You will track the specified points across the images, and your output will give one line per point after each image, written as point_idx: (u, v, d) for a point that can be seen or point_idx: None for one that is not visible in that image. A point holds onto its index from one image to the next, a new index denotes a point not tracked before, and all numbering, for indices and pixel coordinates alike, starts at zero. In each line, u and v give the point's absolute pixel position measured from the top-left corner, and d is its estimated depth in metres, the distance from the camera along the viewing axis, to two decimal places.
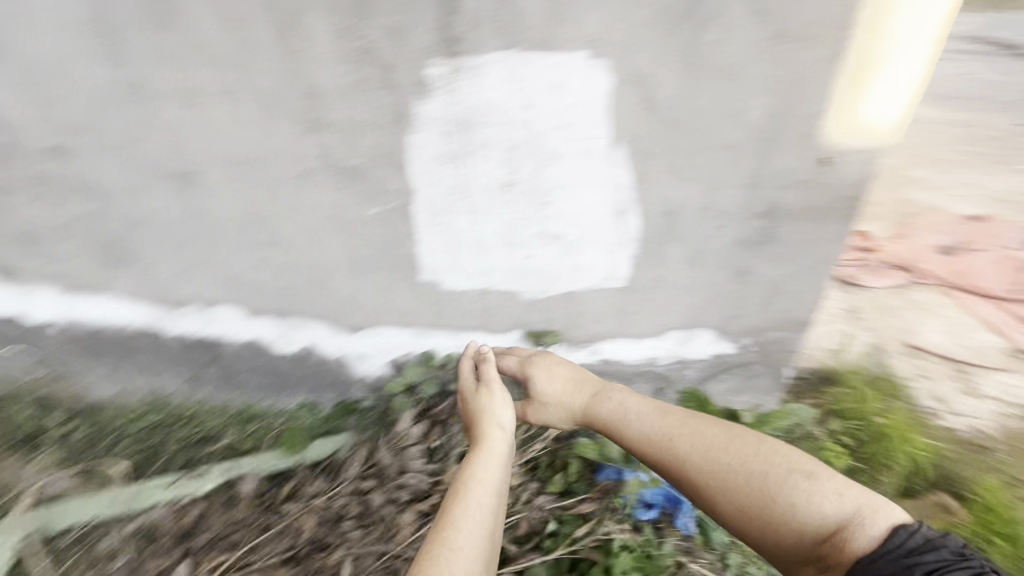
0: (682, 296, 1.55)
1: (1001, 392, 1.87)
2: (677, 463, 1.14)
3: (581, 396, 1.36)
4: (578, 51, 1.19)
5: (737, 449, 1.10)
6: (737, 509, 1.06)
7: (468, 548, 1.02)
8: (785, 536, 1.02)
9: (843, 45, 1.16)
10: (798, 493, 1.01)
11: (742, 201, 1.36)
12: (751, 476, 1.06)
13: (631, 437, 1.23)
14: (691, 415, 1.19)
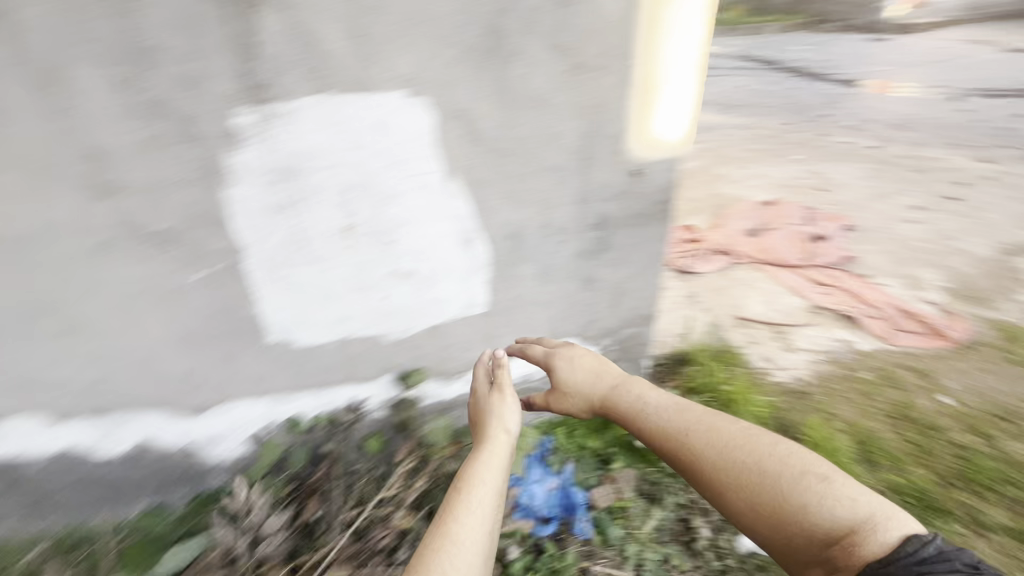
0: (540, 311, 1.60)
1: (811, 344, 2.46)
2: (692, 460, 1.14)
3: (601, 381, 1.34)
4: (395, 90, 1.16)
5: (752, 448, 1.09)
6: (750, 509, 1.06)
7: (470, 546, 0.93)
8: (795, 539, 1.01)
9: (629, 70, 1.29)
10: (811, 494, 1.01)
11: (575, 216, 1.45)
12: (767, 477, 1.05)
13: (647, 425, 1.22)
14: (706, 410, 1.19)
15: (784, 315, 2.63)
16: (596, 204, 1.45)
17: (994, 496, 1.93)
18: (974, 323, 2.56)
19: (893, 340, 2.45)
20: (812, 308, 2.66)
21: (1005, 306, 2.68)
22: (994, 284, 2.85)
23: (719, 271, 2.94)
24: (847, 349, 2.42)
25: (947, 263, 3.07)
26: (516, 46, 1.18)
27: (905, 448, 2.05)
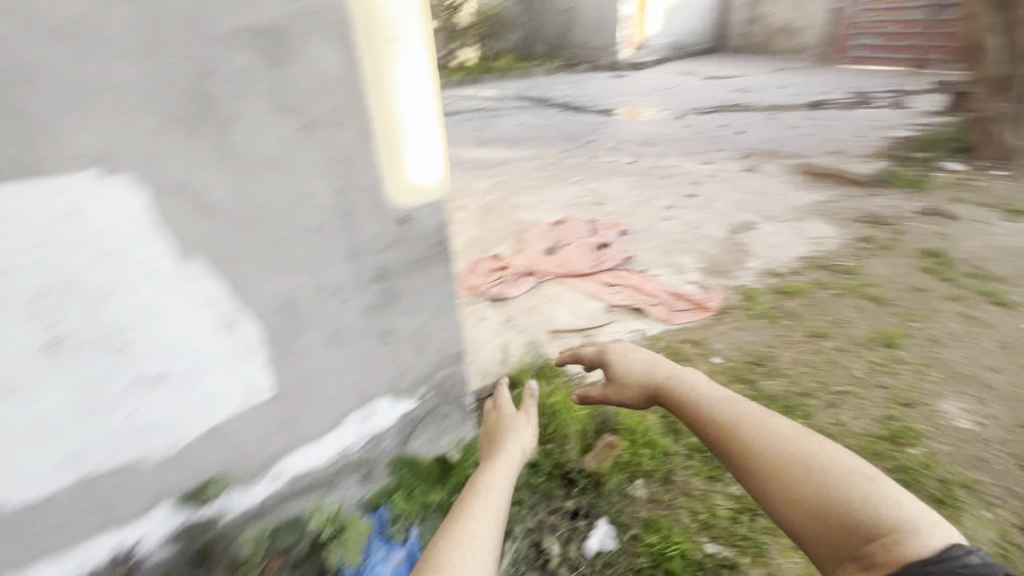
0: (340, 378, 1.49)
1: (613, 340, 2.75)
2: (743, 448, 1.26)
3: (655, 375, 1.55)
4: (81, 170, 0.97)
5: (803, 446, 1.20)
6: (791, 501, 1.15)
7: (484, 539, 1.11)
8: (833, 532, 1.08)
9: (367, 122, 1.30)
10: (852, 491, 1.09)
11: (351, 273, 1.38)
12: (814, 471, 1.15)
13: (700, 411, 1.38)
14: (758, 408, 1.33)
15: (589, 320, 2.91)
16: (372, 257, 1.42)
17: None
18: (725, 291, 3.15)
19: (671, 320, 2.87)
20: (609, 308, 3.00)
21: (742, 273, 3.36)
22: (731, 258, 3.57)
23: (528, 292, 3.21)
24: (641, 336, 2.76)
25: (698, 246, 3.75)
26: (233, 109, 1.09)
27: None
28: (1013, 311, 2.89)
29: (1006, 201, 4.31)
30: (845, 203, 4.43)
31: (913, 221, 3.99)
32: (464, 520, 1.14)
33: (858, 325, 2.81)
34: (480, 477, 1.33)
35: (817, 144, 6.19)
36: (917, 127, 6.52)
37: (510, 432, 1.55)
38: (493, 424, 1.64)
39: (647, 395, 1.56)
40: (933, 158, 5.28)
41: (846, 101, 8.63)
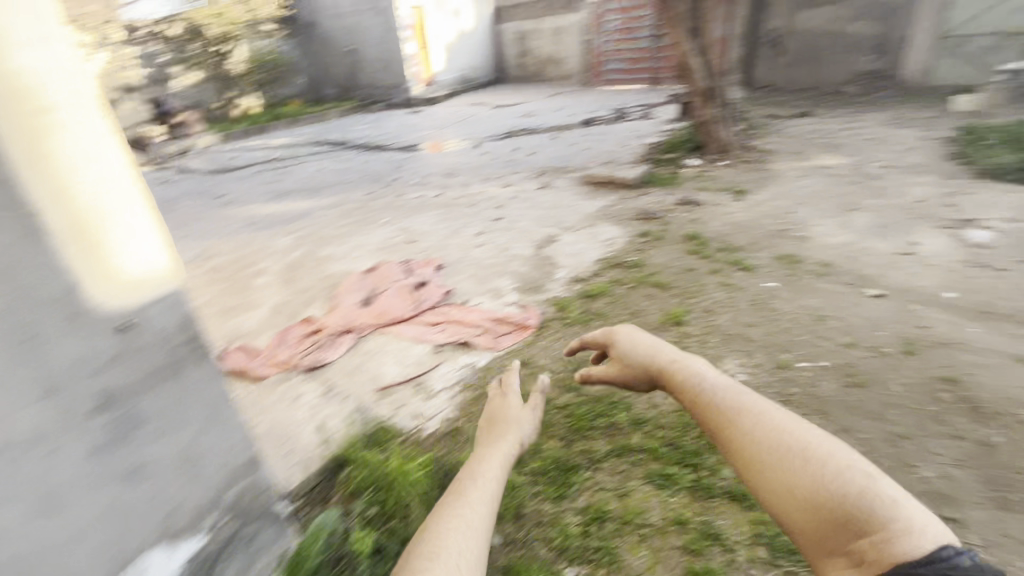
0: (73, 551, 1.12)
1: (444, 381, 2.66)
2: (744, 439, 1.50)
3: (661, 362, 1.90)
4: None
5: (805, 441, 1.41)
6: (787, 491, 1.35)
7: (474, 521, 1.52)
8: (824, 521, 1.27)
9: (32, 220, 1.03)
10: (849, 487, 1.27)
11: (51, 413, 1.06)
12: (814, 463, 1.35)
13: (704, 398, 1.67)
14: (762, 402, 1.58)
15: (417, 367, 2.78)
16: (84, 384, 1.11)
17: (602, 429, 2.27)
18: (541, 306, 3.31)
19: (498, 345, 2.89)
20: (436, 349, 2.92)
21: (552, 285, 3.59)
22: (541, 272, 3.79)
23: (349, 351, 2.96)
24: (472, 369, 2.73)
25: (512, 267, 3.91)
26: None
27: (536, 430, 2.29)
28: (754, 272, 3.59)
29: (733, 184, 5.41)
30: (624, 205, 5.08)
31: (674, 211, 4.75)
32: (463, 508, 1.55)
33: (652, 311, 3.19)
34: (480, 466, 1.77)
35: (594, 157, 7.06)
36: (663, 133, 7.88)
37: (509, 422, 2.07)
38: (495, 412, 2.13)
39: (651, 374, 1.93)
40: (678, 157, 6.41)
41: (609, 117, 10.06)
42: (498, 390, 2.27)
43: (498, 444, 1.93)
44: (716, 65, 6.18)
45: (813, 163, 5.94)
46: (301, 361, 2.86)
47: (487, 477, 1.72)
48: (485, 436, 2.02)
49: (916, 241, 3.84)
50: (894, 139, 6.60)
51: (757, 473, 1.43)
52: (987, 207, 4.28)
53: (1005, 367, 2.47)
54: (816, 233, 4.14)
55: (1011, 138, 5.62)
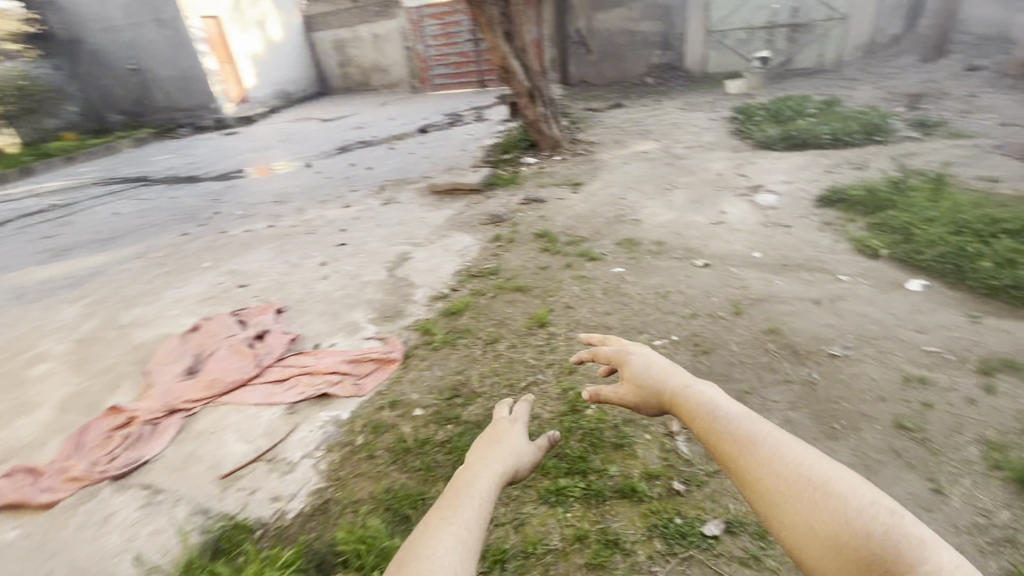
0: None
1: (303, 446, 2.30)
2: (759, 470, 1.36)
3: (671, 387, 1.76)
4: None
5: (825, 475, 1.27)
6: (808, 526, 1.21)
7: (462, 533, 1.27)
8: (849, 562, 1.11)
9: None
10: (874, 525, 1.12)
11: None
12: (835, 498, 1.21)
13: (713, 423, 1.54)
14: (778, 431, 1.44)
15: (269, 437, 2.36)
16: None
17: None
18: (403, 333, 3.08)
19: (362, 390, 2.59)
20: (289, 410, 2.53)
21: (412, 308, 3.37)
22: (398, 296, 3.55)
23: (177, 439, 2.41)
24: (336, 424, 2.41)
25: (366, 296, 3.59)
26: None
27: (418, 476, 2.09)
28: (602, 261, 3.77)
29: (569, 178, 5.69)
30: (472, 211, 5.03)
31: (521, 211, 4.83)
32: (458, 515, 1.33)
33: (516, 317, 3.17)
34: (473, 485, 1.49)
35: (434, 165, 6.92)
36: (498, 134, 8.05)
37: (507, 443, 1.79)
38: (497, 430, 1.90)
39: (662, 401, 1.79)
40: (515, 157, 6.57)
41: (443, 122, 10.01)
42: (504, 414, 2.00)
43: (493, 458, 1.69)
44: (532, 66, 6.43)
45: (632, 150, 6.53)
46: (108, 467, 2.25)
47: (479, 495, 1.45)
48: (479, 454, 1.74)
49: (724, 210, 4.40)
50: (691, 122, 7.57)
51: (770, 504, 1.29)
52: (767, 174, 5.08)
53: (809, 310, 2.90)
54: (647, 214, 4.52)
55: (773, 114, 6.79)
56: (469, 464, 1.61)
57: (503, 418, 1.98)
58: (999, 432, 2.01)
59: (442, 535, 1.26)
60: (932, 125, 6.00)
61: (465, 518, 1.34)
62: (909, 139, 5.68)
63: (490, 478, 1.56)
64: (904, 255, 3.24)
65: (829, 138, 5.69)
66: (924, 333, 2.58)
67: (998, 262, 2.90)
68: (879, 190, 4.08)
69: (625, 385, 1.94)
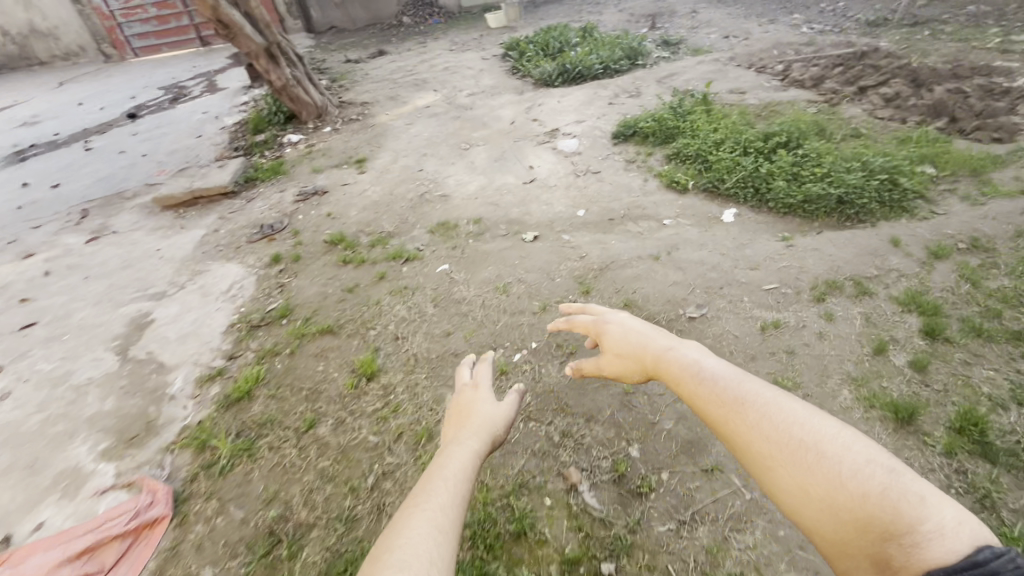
0: None
1: None
2: (745, 435, 1.13)
3: (652, 351, 1.54)
4: None
5: (815, 432, 1.05)
6: (799, 489, 1.00)
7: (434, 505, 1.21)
8: (846, 528, 0.92)
9: None
10: (871, 486, 0.92)
11: None
12: (827, 458, 0.99)
13: (697, 388, 1.30)
14: (768, 385, 1.19)
15: None
16: None
17: None
18: (166, 462, 2.04)
19: None
20: None
21: (172, 410, 2.28)
22: (144, 393, 2.38)
23: None
24: None
25: (86, 409, 2.34)
26: None
27: None
28: (421, 261, 3.09)
29: (349, 154, 4.68)
30: (231, 225, 3.77)
31: (300, 211, 3.76)
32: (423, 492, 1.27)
33: (333, 375, 2.35)
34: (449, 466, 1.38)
35: (160, 164, 5.14)
36: (241, 107, 6.36)
37: (478, 413, 1.71)
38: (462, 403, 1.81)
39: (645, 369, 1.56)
40: (272, 136, 5.20)
41: (161, 100, 7.65)
42: (465, 383, 1.90)
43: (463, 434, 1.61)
44: (259, 16, 5.00)
45: (412, 107, 5.71)
46: None
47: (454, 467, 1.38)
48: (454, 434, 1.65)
49: (531, 165, 4.01)
50: (464, 65, 6.96)
51: (759, 470, 1.09)
52: (558, 114, 4.83)
53: (653, 270, 2.70)
54: (454, 185, 3.89)
55: (542, 46, 6.56)
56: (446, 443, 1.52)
57: (464, 384, 1.91)
58: (855, 363, 2.04)
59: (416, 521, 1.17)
60: (676, 43, 6.43)
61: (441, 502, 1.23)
62: (664, 59, 5.99)
63: (465, 451, 1.46)
64: (710, 185, 3.23)
65: (600, 66, 5.67)
66: (757, 270, 2.56)
67: (787, 178, 3.02)
68: (665, 117, 4.09)
69: (607, 359, 1.74)
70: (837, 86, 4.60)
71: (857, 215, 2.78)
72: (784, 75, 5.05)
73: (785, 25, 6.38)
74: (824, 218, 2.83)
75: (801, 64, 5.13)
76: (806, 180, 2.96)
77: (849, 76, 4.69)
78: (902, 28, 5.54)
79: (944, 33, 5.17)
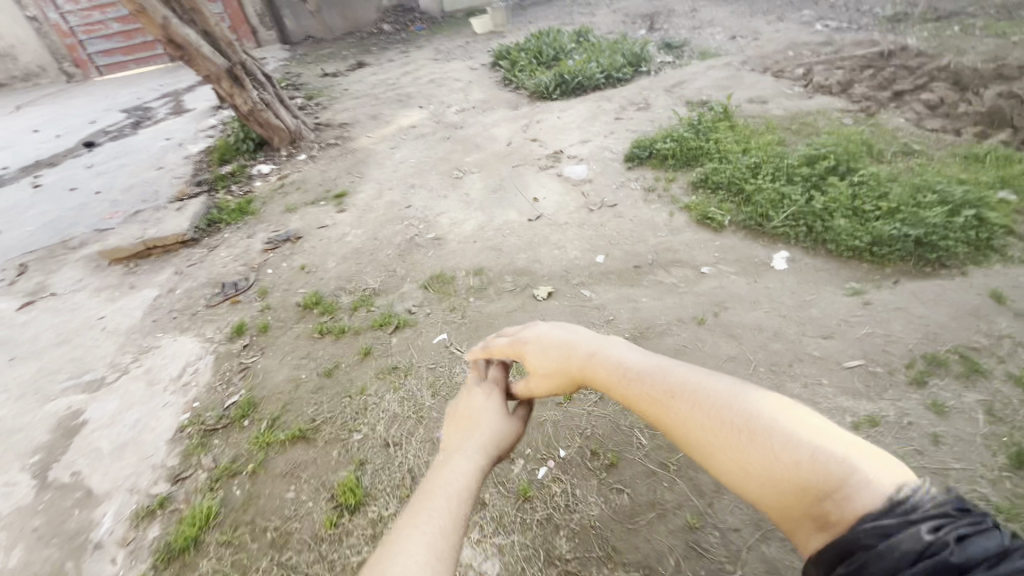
0: None
1: None
2: (677, 427, 1.14)
3: (576, 359, 1.46)
4: None
5: (744, 410, 1.05)
6: (740, 470, 1.01)
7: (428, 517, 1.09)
8: (786, 497, 0.94)
9: None
10: (801, 454, 0.95)
11: None
12: (755, 433, 1.02)
13: (621, 385, 1.31)
14: (688, 368, 1.21)
15: None
16: None
17: None
18: None
19: None
20: None
21: (95, 565, 1.76)
22: (62, 540, 1.86)
23: None
24: None
25: None
26: None
27: None
28: (414, 329, 2.57)
29: (327, 188, 4.14)
30: (188, 283, 3.22)
31: (268, 263, 3.22)
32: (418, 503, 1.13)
33: (307, 506, 1.84)
34: (449, 479, 1.21)
35: (114, 204, 4.57)
36: (207, 132, 5.78)
37: (485, 421, 1.49)
38: (458, 408, 1.59)
39: (573, 377, 1.49)
40: (240, 166, 4.65)
41: (123, 125, 7.04)
42: (474, 381, 1.66)
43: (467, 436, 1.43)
44: (218, 32, 4.44)
45: (396, 127, 5.17)
46: None
47: (456, 474, 1.24)
48: (459, 441, 1.44)
49: (536, 197, 3.50)
50: (451, 77, 6.43)
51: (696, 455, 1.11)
52: (560, 133, 4.32)
53: (699, 339, 2.20)
54: (448, 224, 3.38)
55: (536, 54, 6.04)
56: (449, 451, 1.35)
57: (473, 383, 1.67)
58: (991, 481, 1.56)
59: (409, 551, 1.00)
60: (679, 46, 5.97)
61: (440, 523, 1.07)
62: (669, 64, 5.51)
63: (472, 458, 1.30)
64: (751, 221, 2.74)
65: (602, 75, 5.17)
66: (832, 339, 2.07)
67: (847, 213, 2.53)
68: (686, 136, 3.60)
69: (534, 379, 1.59)
70: (870, 91, 4.13)
71: (940, 258, 2.30)
72: (806, 79, 4.58)
73: (795, 22, 5.92)
74: (897, 263, 2.35)
75: (823, 67, 4.66)
76: (871, 216, 2.48)
77: (881, 80, 4.22)
78: (927, 23, 5.09)
79: (977, 28, 4.73)
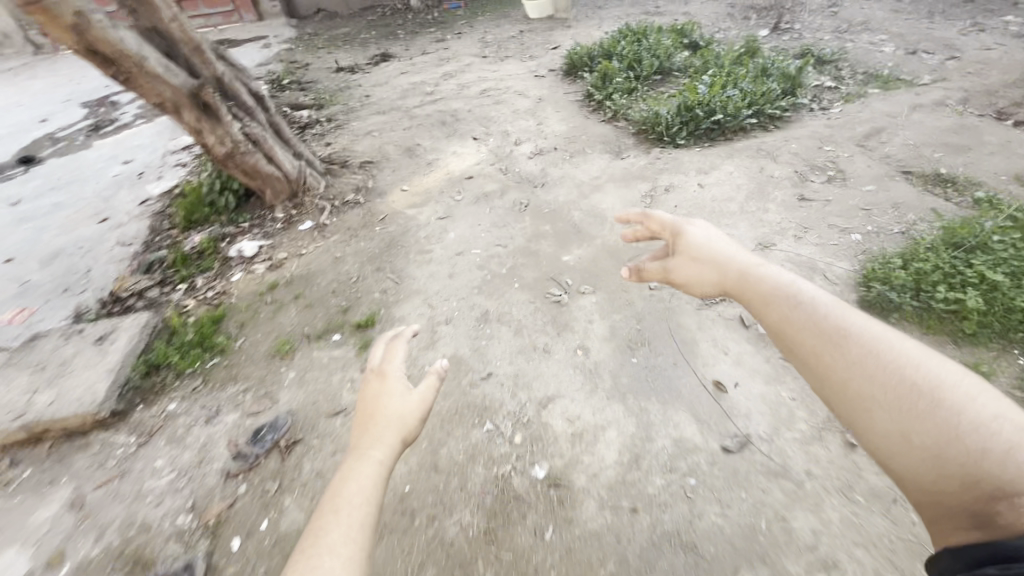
0: None
1: None
2: (833, 369, 0.91)
3: (730, 264, 1.19)
4: None
5: (931, 372, 0.83)
6: (899, 436, 0.82)
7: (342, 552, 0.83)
8: (947, 483, 0.77)
9: None
10: (996, 445, 0.74)
11: None
12: (942, 404, 0.79)
13: (769, 302, 1.06)
14: (874, 319, 0.95)
15: None
16: None
17: None
18: None
19: None
20: None
21: None
22: None
23: None
24: None
25: None
26: None
27: None
28: None
29: (345, 300, 2.59)
30: (84, 547, 1.71)
31: (235, 518, 1.71)
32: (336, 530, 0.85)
33: None
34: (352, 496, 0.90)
35: (25, 286, 3.05)
36: (178, 160, 4.21)
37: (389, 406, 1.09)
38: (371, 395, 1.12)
39: (724, 284, 1.20)
40: (211, 239, 3.06)
41: (77, 129, 5.39)
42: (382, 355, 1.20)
43: (379, 432, 1.04)
44: (178, 32, 2.87)
45: (443, 174, 3.56)
46: None
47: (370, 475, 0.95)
48: (359, 431, 1.05)
49: (719, 381, 1.96)
50: (509, 87, 4.77)
51: (841, 408, 0.90)
52: (716, 221, 2.72)
53: None
54: (568, 440, 1.84)
55: (633, 64, 4.36)
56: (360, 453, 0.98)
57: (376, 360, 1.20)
58: None
59: None
60: (835, 60, 4.26)
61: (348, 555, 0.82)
62: (836, 91, 3.83)
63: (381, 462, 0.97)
64: None
65: (750, 111, 3.50)
66: None
67: None
68: (995, 277, 2.01)
69: (678, 259, 1.30)
70: None
71: None
72: None
73: (1007, 36, 4.19)
74: None
75: None
76: None
77: None
78: None
79: None
